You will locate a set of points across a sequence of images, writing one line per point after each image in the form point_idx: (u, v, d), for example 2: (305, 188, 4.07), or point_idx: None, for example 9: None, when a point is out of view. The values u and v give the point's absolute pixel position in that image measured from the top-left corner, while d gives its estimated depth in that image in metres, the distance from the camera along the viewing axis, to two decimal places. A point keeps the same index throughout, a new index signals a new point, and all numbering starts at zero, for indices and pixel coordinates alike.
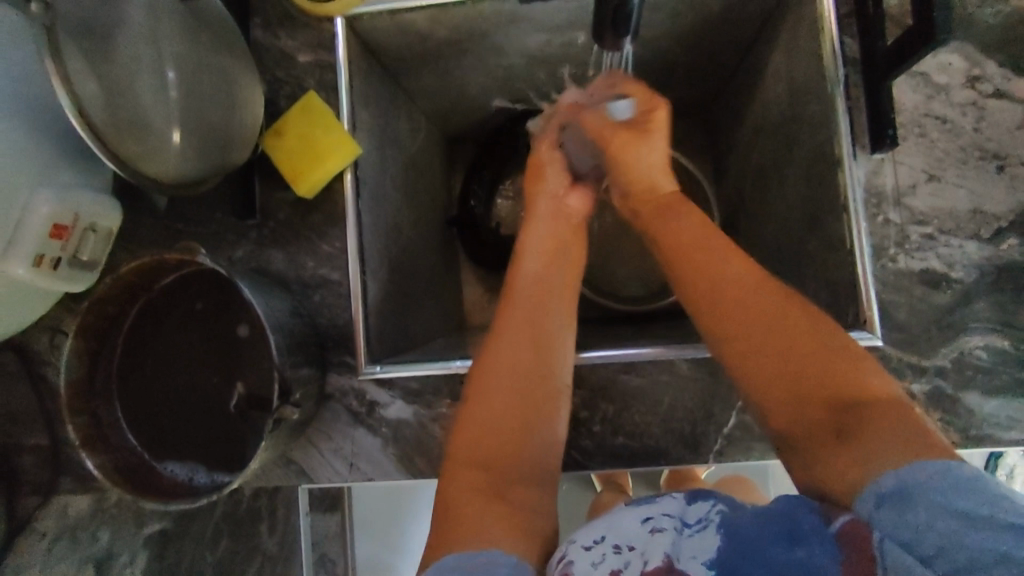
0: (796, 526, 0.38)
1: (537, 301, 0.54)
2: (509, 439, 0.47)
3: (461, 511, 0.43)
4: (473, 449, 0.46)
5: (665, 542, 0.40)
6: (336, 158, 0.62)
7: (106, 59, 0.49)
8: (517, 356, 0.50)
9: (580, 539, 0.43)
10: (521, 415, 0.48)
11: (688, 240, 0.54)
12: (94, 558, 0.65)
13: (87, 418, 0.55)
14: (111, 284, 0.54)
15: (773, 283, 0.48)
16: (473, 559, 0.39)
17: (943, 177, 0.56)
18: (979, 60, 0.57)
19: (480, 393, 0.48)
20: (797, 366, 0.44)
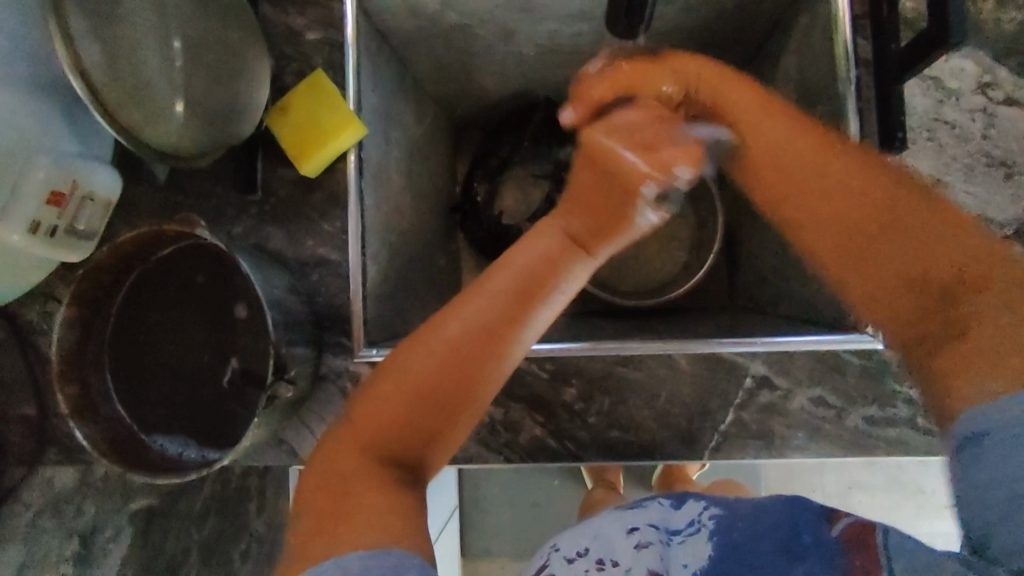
0: (794, 531, 0.37)
1: (522, 292, 0.44)
2: (415, 428, 0.42)
3: (331, 494, 0.39)
4: (374, 429, 0.41)
5: (652, 557, 0.40)
6: (340, 137, 0.61)
7: (112, 23, 0.48)
8: (462, 351, 0.42)
9: (564, 549, 0.43)
10: (426, 417, 0.42)
11: (793, 154, 0.44)
12: (77, 534, 0.63)
13: (77, 387, 0.55)
14: (107, 253, 0.53)
15: (880, 193, 0.40)
16: (348, 555, 0.35)
17: (950, 183, 0.56)
18: (991, 67, 0.57)
19: (407, 370, 0.42)
20: (869, 248, 0.40)
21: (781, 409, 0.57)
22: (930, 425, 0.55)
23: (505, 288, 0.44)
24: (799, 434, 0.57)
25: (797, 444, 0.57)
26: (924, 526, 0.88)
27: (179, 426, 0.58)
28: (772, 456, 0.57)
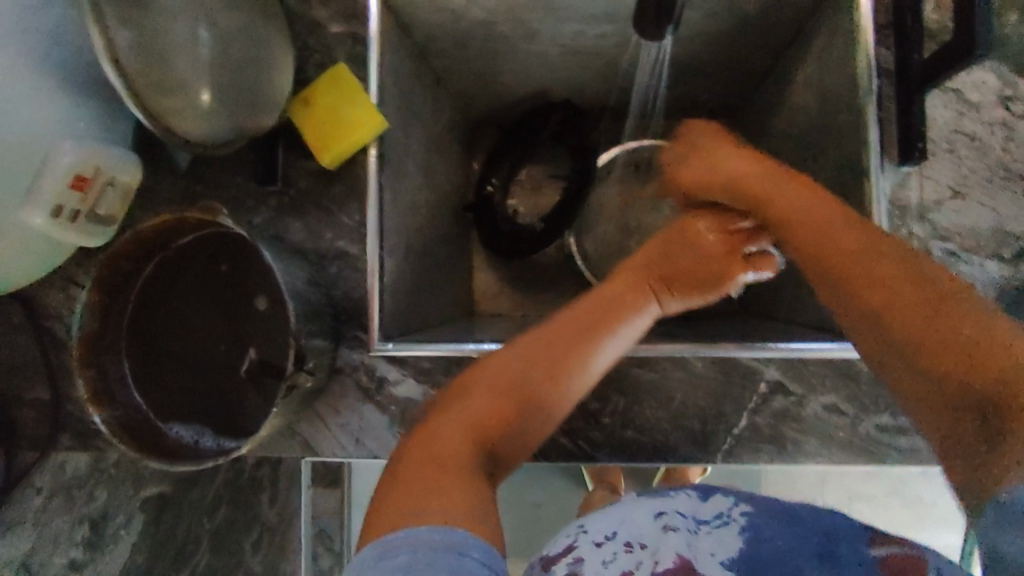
0: (830, 542, 0.38)
1: (591, 334, 0.52)
2: (483, 431, 0.46)
3: (409, 475, 0.42)
4: (453, 425, 0.46)
5: (678, 541, 0.39)
6: (363, 130, 0.61)
7: (145, 10, 0.49)
8: (536, 371, 0.49)
9: (591, 532, 0.42)
10: (493, 423, 0.47)
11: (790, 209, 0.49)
12: (90, 518, 0.65)
13: (96, 372, 0.55)
14: (128, 239, 0.53)
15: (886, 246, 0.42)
16: (431, 537, 0.37)
17: (968, 195, 0.56)
18: (1012, 81, 0.57)
19: (490, 378, 0.49)
20: (948, 316, 0.37)
21: (795, 415, 0.57)
22: None
23: (578, 331, 0.52)
24: (812, 439, 0.57)
25: (809, 450, 0.57)
26: (923, 534, 0.89)
27: (195, 415, 0.58)
28: (784, 460, 0.57)
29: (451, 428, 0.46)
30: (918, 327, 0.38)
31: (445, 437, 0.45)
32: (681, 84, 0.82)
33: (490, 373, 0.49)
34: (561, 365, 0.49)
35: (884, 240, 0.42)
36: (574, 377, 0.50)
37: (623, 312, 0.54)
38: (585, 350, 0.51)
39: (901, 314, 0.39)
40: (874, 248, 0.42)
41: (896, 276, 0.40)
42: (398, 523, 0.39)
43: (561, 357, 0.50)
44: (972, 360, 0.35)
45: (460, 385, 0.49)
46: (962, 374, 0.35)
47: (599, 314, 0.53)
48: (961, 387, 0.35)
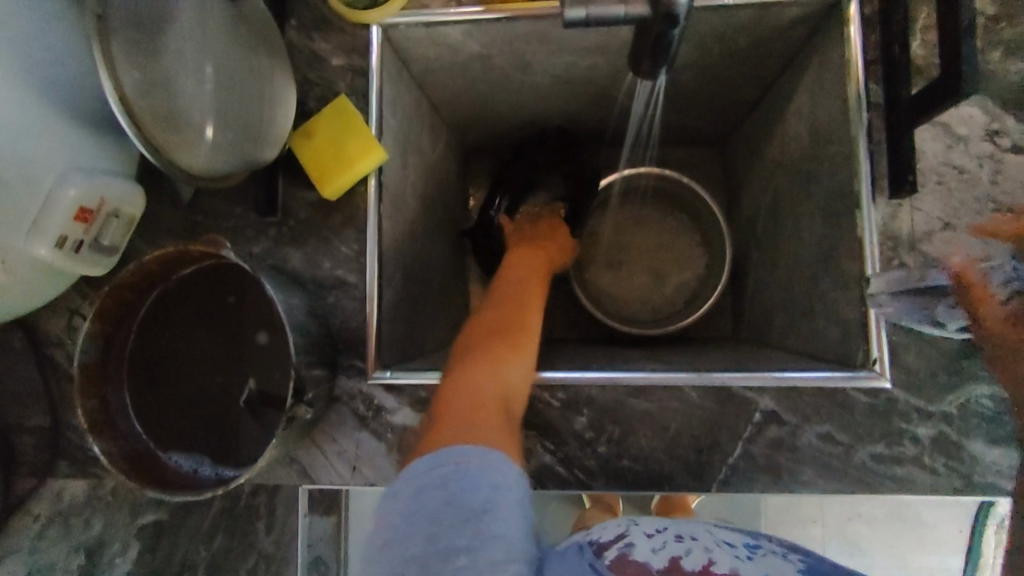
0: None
1: (500, 323, 0.61)
2: (480, 401, 0.52)
3: (450, 436, 0.47)
4: (460, 401, 0.51)
5: (729, 555, 0.45)
6: (361, 163, 0.62)
7: (156, 53, 0.49)
8: (484, 352, 0.56)
9: (642, 526, 0.49)
10: (484, 396, 0.52)
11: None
12: (86, 547, 0.65)
13: (96, 403, 0.55)
14: (132, 272, 0.54)
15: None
16: (462, 455, 0.44)
17: (958, 226, 0.57)
18: (999, 115, 0.58)
19: (455, 377, 0.54)
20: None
21: (790, 444, 0.57)
22: (936, 464, 0.56)
23: (477, 332, 0.60)
24: (807, 469, 0.57)
25: (804, 479, 0.57)
26: None
27: (193, 443, 0.59)
28: (779, 490, 0.57)
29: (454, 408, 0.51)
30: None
31: (454, 400, 0.52)
32: (676, 113, 0.84)
33: (462, 369, 0.55)
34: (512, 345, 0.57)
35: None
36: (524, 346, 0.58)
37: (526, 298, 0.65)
38: (512, 329, 0.60)
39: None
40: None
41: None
42: (445, 446, 0.45)
43: (504, 338, 0.58)
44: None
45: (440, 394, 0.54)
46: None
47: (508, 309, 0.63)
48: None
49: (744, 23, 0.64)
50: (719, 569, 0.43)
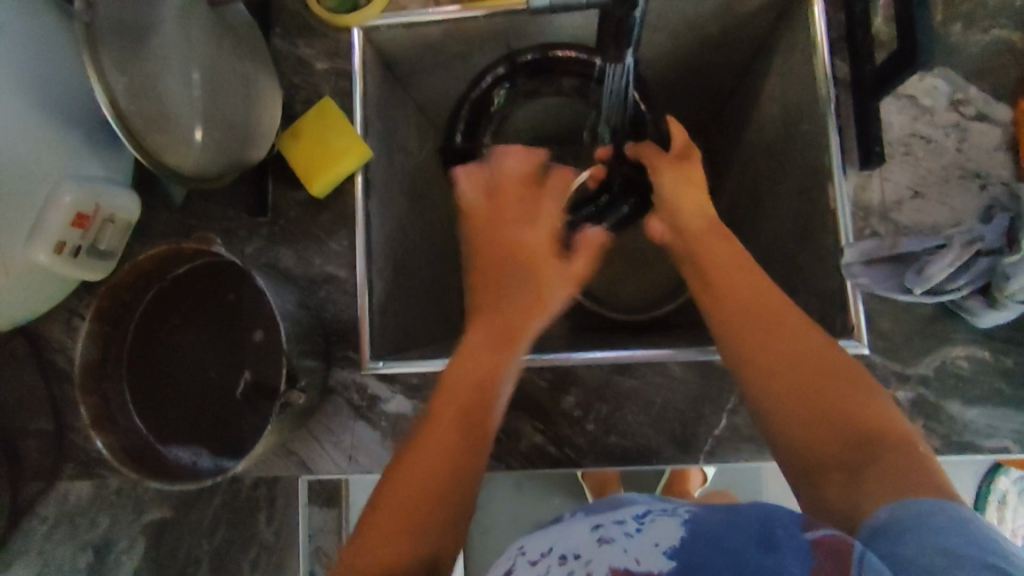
0: (771, 532, 0.36)
1: (483, 372, 0.51)
2: (425, 499, 0.44)
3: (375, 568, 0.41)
4: (404, 502, 0.44)
5: (613, 553, 0.37)
6: (347, 161, 0.64)
7: (143, 56, 0.51)
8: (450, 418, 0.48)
9: (529, 552, 0.40)
10: (435, 488, 0.45)
11: (756, 305, 0.50)
12: (92, 546, 0.66)
13: (99, 399, 0.57)
14: (128, 271, 0.56)
15: (804, 373, 0.46)
16: None
17: (927, 194, 0.59)
18: (962, 85, 0.60)
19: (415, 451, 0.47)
20: (827, 395, 0.44)
21: None
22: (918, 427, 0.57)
23: (462, 367, 0.51)
24: None
25: None
26: None
27: (193, 437, 0.60)
28: (764, 458, 0.59)
29: (407, 486, 0.45)
30: (838, 419, 0.43)
31: (398, 507, 0.44)
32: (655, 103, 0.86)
33: (431, 429, 0.48)
34: (479, 391, 0.50)
35: (805, 385, 0.45)
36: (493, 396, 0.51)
37: (518, 328, 0.55)
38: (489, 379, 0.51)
39: (784, 365, 0.46)
40: (772, 314, 0.49)
41: (800, 355, 0.46)
42: None
43: (477, 387, 0.50)
44: (832, 418, 0.44)
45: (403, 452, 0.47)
46: (820, 429, 0.44)
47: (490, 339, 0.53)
48: (828, 451, 0.43)
49: (713, 8, 0.66)
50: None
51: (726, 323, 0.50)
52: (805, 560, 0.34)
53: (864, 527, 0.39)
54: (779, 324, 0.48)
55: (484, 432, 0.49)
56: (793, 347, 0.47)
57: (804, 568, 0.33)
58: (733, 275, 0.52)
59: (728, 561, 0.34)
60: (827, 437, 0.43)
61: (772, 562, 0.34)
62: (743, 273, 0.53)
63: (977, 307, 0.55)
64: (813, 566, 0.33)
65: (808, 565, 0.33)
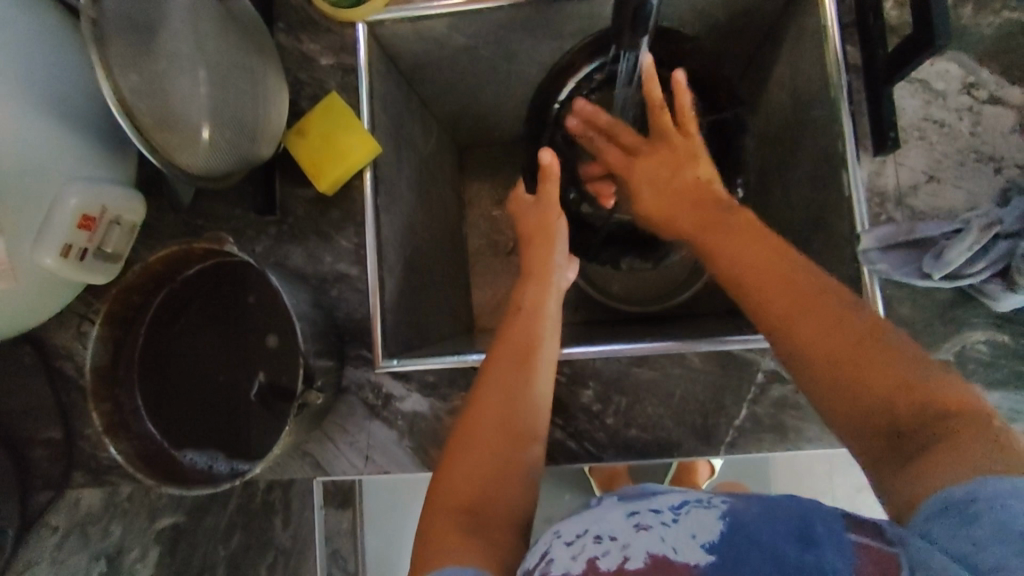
0: (809, 527, 0.35)
1: (519, 363, 0.55)
2: (482, 480, 0.49)
3: (443, 532, 0.45)
4: (456, 486, 0.49)
5: (652, 540, 0.36)
6: (356, 156, 0.63)
7: (150, 54, 0.51)
8: (496, 407, 0.52)
9: (563, 534, 0.40)
10: (497, 466, 0.50)
11: (751, 258, 0.49)
12: (105, 554, 0.65)
13: (111, 406, 0.56)
14: (138, 273, 0.55)
15: (829, 324, 0.42)
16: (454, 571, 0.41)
17: (942, 178, 0.59)
18: (974, 68, 0.60)
19: (458, 449, 0.51)
20: (868, 361, 0.40)
21: (794, 402, 0.58)
22: None
23: (503, 353, 0.56)
24: (813, 426, 0.58)
25: (811, 436, 0.58)
26: None
27: (208, 441, 0.60)
28: (785, 447, 0.58)
29: (466, 461, 0.50)
30: (876, 382, 0.39)
31: (459, 485, 0.49)
32: None
33: (487, 410, 0.52)
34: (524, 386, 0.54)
35: (830, 328, 0.42)
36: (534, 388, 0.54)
37: (535, 331, 0.58)
38: (525, 364, 0.55)
39: (813, 331, 0.42)
40: (783, 271, 0.46)
41: (826, 322, 0.42)
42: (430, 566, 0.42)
43: (518, 371, 0.55)
44: (870, 379, 0.40)
45: (456, 435, 0.52)
46: (854, 393, 0.40)
47: (513, 345, 0.56)
48: (876, 419, 0.39)
49: None
50: (635, 564, 0.35)
51: (747, 292, 0.47)
52: (849, 557, 0.33)
53: (929, 501, 0.34)
54: (789, 295, 0.45)
55: (536, 425, 0.53)
56: (810, 318, 0.43)
57: (847, 563, 0.32)
58: (754, 250, 0.49)
59: (765, 557, 0.33)
60: (863, 395, 0.40)
61: (813, 558, 0.33)
62: (760, 241, 0.50)
63: (996, 290, 0.54)
64: (856, 563, 0.32)
65: (852, 562, 0.32)
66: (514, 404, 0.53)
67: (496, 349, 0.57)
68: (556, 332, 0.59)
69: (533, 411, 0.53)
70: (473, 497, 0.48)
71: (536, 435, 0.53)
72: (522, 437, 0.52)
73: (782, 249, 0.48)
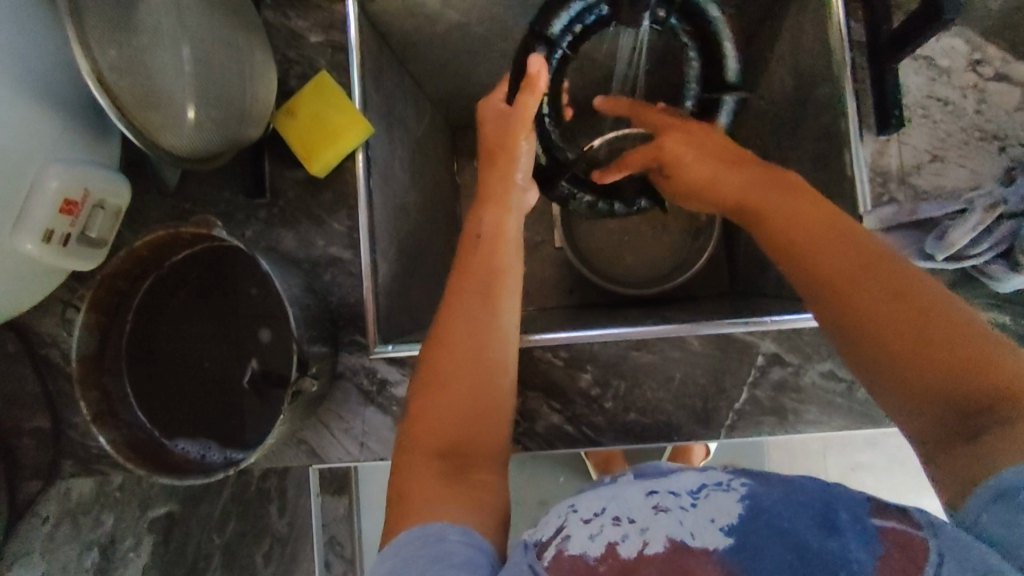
0: (833, 514, 0.35)
1: (484, 296, 0.53)
2: (456, 424, 0.48)
3: (414, 487, 0.45)
4: (432, 438, 0.47)
5: (670, 524, 0.35)
6: (347, 137, 0.61)
7: (131, 29, 0.49)
8: (467, 342, 0.50)
9: (580, 511, 0.39)
10: (470, 410, 0.48)
11: (809, 212, 0.48)
12: (99, 543, 0.63)
13: (99, 395, 0.55)
14: (123, 258, 0.53)
15: (889, 284, 0.41)
16: (424, 533, 0.41)
17: (945, 158, 0.58)
18: (980, 44, 0.59)
19: (431, 397, 0.49)
20: (923, 329, 0.39)
21: (794, 385, 0.58)
22: None
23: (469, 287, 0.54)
24: (812, 409, 0.58)
25: (809, 419, 0.58)
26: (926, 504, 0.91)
27: (200, 429, 0.59)
28: (786, 430, 0.58)
29: (439, 407, 0.48)
30: (932, 357, 0.38)
31: (430, 434, 0.47)
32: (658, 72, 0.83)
33: (445, 352, 0.50)
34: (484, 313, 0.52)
35: (889, 287, 0.41)
36: (500, 321, 0.52)
37: (499, 264, 0.56)
38: (492, 298, 0.53)
39: (868, 301, 0.41)
40: (838, 231, 0.46)
41: (883, 285, 0.41)
42: (405, 525, 0.42)
43: (484, 304, 0.53)
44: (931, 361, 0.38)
45: (426, 381, 0.50)
46: (904, 372, 0.39)
47: (475, 278, 0.54)
48: (944, 410, 0.37)
49: None
50: (655, 548, 0.34)
51: (802, 255, 0.46)
52: (872, 546, 0.33)
53: (980, 489, 0.34)
54: (851, 254, 0.43)
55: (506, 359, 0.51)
56: (867, 287, 0.41)
57: (870, 554, 0.32)
58: (809, 214, 0.48)
59: (788, 544, 0.33)
60: (919, 363, 0.38)
61: (835, 547, 0.33)
62: (809, 203, 0.49)
63: (999, 271, 0.54)
64: (880, 553, 0.32)
65: (875, 551, 0.33)
66: (483, 340, 0.51)
67: (456, 281, 0.55)
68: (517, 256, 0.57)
69: (502, 345, 0.51)
70: (456, 442, 0.47)
71: (507, 363, 0.51)
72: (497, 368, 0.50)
73: (838, 210, 0.47)
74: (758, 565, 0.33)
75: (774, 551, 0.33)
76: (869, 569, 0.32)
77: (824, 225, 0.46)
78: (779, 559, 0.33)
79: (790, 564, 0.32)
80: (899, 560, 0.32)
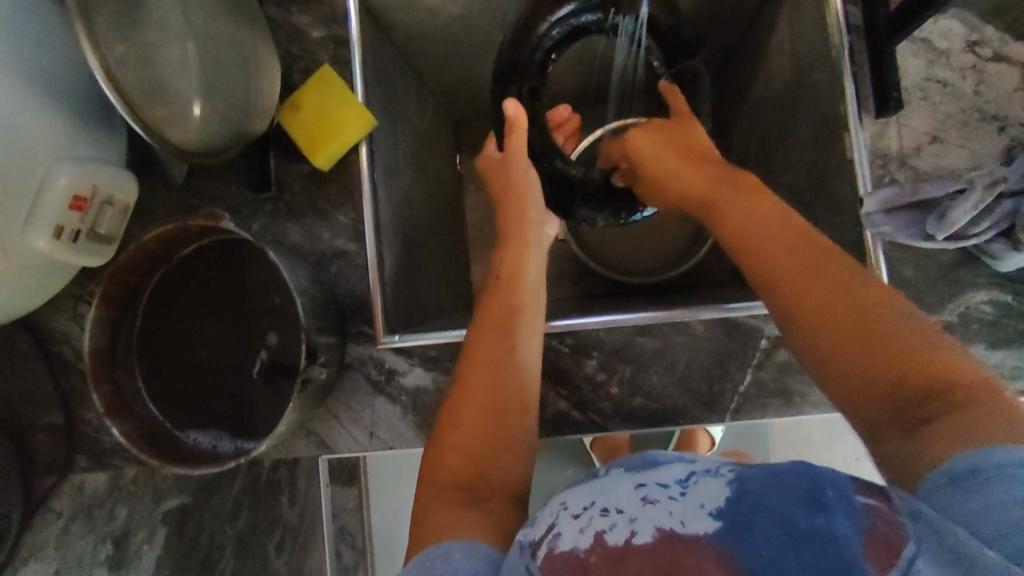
0: (819, 489, 0.33)
1: (501, 329, 0.55)
2: (480, 461, 0.48)
3: (436, 515, 0.45)
4: (448, 474, 0.48)
5: (659, 514, 0.35)
6: (352, 130, 0.62)
7: (137, 22, 0.51)
8: (489, 380, 0.52)
9: (570, 507, 0.39)
10: (491, 448, 0.49)
11: (754, 215, 0.49)
12: (112, 537, 0.64)
13: (110, 387, 0.56)
14: (132, 253, 0.54)
15: (837, 260, 0.43)
16: (431, 554, 0.41)
17: (945, 139, 0.58)
18: (977, 26, 0.59)
19: (450, 432, 0.50)
20: (862, 318, 0.40)
21: (798, 367, 0.58)
22: None
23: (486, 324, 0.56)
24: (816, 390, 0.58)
25: (815, 401, 0.58)
26: None
27: (209, 422, 0.60)
28: (789, 412, 0.59)
29: (460, 441, 0.49)
30: (870, 343, 0.39)
31: (448, 468, 0.48)
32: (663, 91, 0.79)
33: (470, 387, 0.51)
34: (510, 359, 0.53)
35: (815, 272, 0.43)
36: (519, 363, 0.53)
37: (519, 304, 0.57)
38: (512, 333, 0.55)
39: (813, 290, 0.42)
40: (787, 230, 0.47)
41: (844, 295, 0.41)
42: (425, 544, 0.43)
43: (503, 340, 0.54)
44: (872, 337, 0.39)
45: (447, 414, 0.51)
46: (862, 355, 0.39)
47: (496, 314, 0.56)
48: (887, 394, 0.38)
49: None
50: (643, 539, 0.34)
51: (745, 249, 0.48)
52: (859, 521, 0.32)
53: (937, 471, 0.33)
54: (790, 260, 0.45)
55: (526, 400, 0.52)
56: (819, 277, 0.42)
57: (857, 529, 0.31)
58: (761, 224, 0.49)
59: (775, 521, 0.32)
60: (857, 346, 0.39)
61: (823, 523, 0.32)
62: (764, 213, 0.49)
63: (1002, 249, 0.54)
64: (865, 527, 0.31)
65: (862, 526, 0.31)
66: (506, 379, 0.52)
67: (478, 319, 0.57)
68: (537, 300, 0.58)
69: (519, 389, 0.52)
70: (476, 477, 0.47)
71: (527, 407, 0.52)
72: (520, 403, 0.51)
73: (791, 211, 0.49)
74: (748, 544, 0.32)
75: (763, 532, 0.32)
76: (855, 543, 0.30)
77: (769, 225, 0.48)
78: (766, 536, 0.32)
79: (777, 540, 0.32)
80: (884, 536, 0.31)
